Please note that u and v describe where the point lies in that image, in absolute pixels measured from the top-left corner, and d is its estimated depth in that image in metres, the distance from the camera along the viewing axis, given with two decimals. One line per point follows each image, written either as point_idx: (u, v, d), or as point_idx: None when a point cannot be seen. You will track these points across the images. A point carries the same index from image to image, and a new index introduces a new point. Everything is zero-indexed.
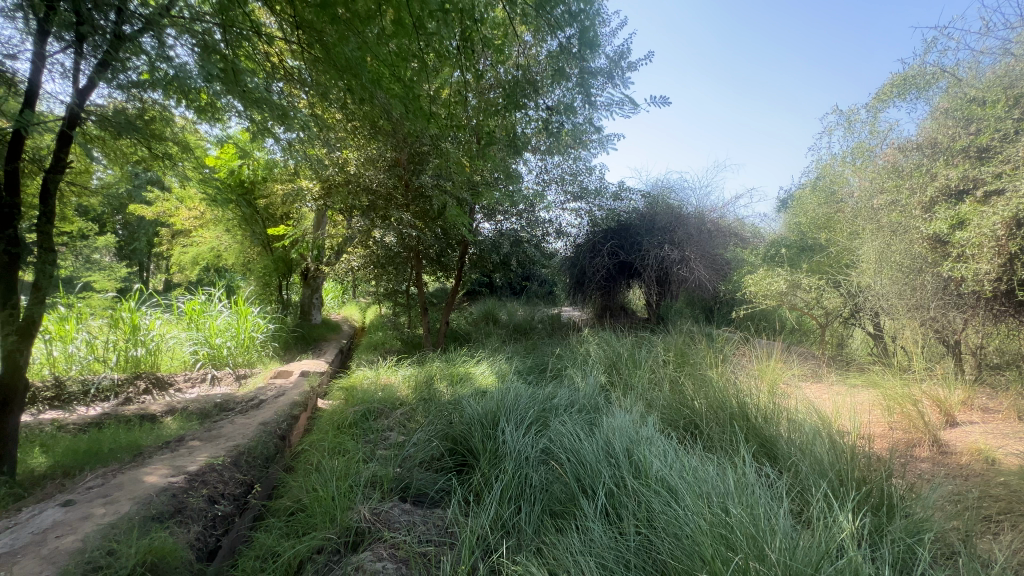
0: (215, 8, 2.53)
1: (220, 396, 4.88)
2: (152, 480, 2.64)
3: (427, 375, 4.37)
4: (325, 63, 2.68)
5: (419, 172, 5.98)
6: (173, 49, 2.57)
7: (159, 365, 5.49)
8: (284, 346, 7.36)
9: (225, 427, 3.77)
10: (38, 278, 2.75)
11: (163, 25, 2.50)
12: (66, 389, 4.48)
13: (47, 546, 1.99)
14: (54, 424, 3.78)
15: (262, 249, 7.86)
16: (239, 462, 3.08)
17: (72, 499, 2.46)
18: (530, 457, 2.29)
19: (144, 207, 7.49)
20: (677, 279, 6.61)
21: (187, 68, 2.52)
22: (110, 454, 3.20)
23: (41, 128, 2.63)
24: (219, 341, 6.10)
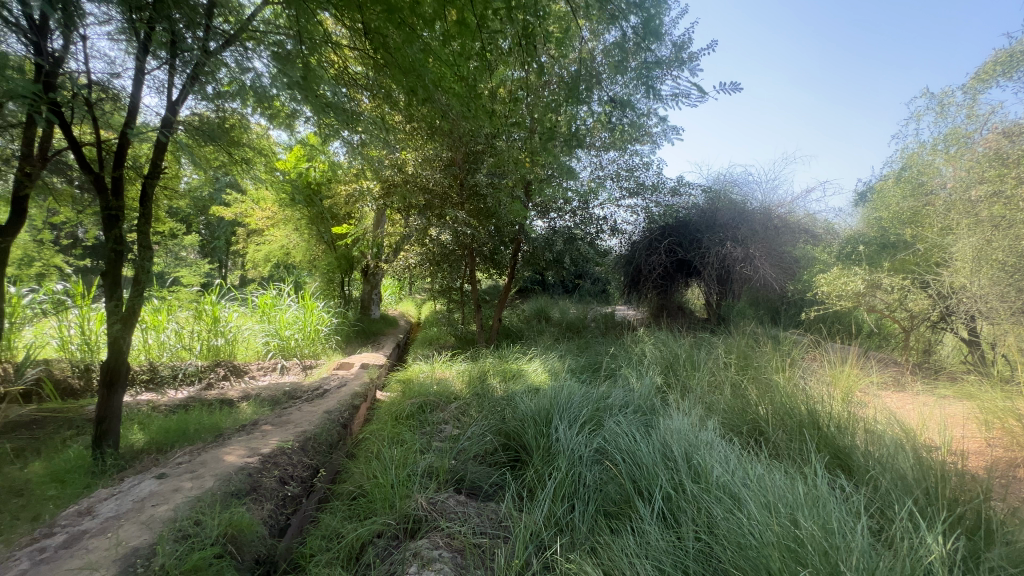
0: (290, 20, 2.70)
1: (288, 385, 5.21)
2: (231, 460, 2.87)
3: (480, 370, 4.44)
4: (389, 67, 2.79)
5: (474, 171, 6.08)
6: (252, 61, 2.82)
7: (236, 354, 5.95)
8: (345, 339, 7.74)
9: (293, 414, 4.03)
10: (139, 273, 3.06)
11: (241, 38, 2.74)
12: (158, 373, 4.96)
13: (145, 513, 2.23)
14: (149, 404, 4.20)
15: (326, 247, 8.30)
16: (307, 446, 3.28)
17: (165, 473, 2.72)
18: (584, 456, 2.27)
19: (223, 208, 8.11)
20: (739, 279, 6.31)
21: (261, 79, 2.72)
22: (195, 434, 3.52)
23: (140, 138, 2.92)
24: (288, 333, 6.54)
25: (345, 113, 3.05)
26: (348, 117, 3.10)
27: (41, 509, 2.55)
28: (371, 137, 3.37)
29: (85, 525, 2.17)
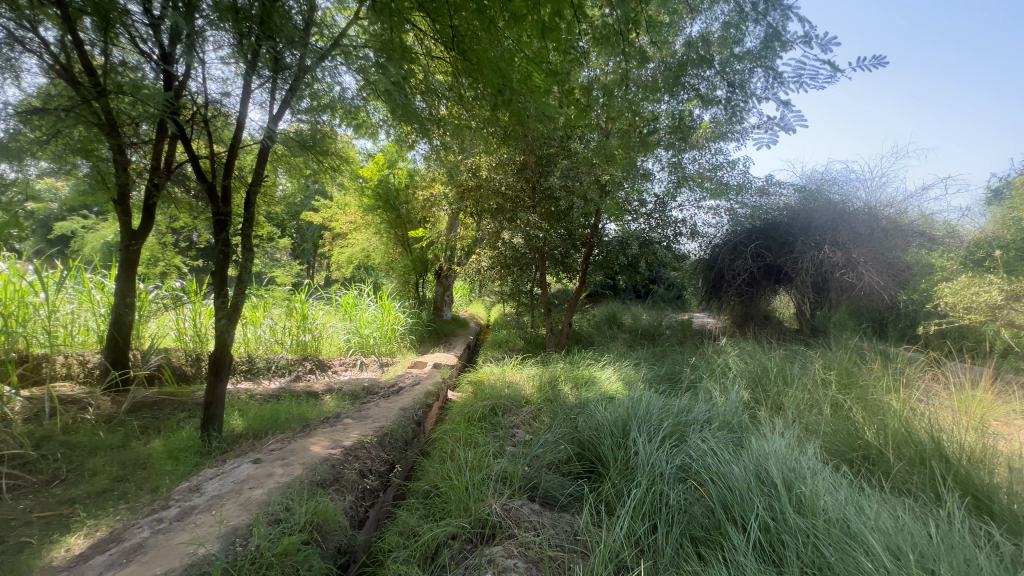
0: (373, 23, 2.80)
1: (367, 380, 5.47)
2: (317, 450, 3.03)
3: (551, 376, 4.37)
4: (474, 67, 2.87)
5: (547, 174, 6.05)
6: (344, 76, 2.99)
7: (321, 349, 6.36)
8: (419, 338, 8.01)
9: (371, 409, 4.21)
10: (241, 273, 3.34)
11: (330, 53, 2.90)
12: (255, 364, 5.42)
13: (244, 495, 2.41)
14: (248, 393, 4.60)
15: (403, 249, 8.67)
16: (384, 442, 3.40)
17: (260, 458, 2.93)
18: (666, 473, 2.13)
19: (313, 213, 8.74)
20: (838, 286, 5.74)
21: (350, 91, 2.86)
22: (285, 423, 3.79)
23: (245, 150, 3.18)
24: (367, 331, 6.89)
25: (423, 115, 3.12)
26: (427, 120, 3.19)
27: (159, 483, 2.86)
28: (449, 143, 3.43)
29: (194, 501, 2.39)
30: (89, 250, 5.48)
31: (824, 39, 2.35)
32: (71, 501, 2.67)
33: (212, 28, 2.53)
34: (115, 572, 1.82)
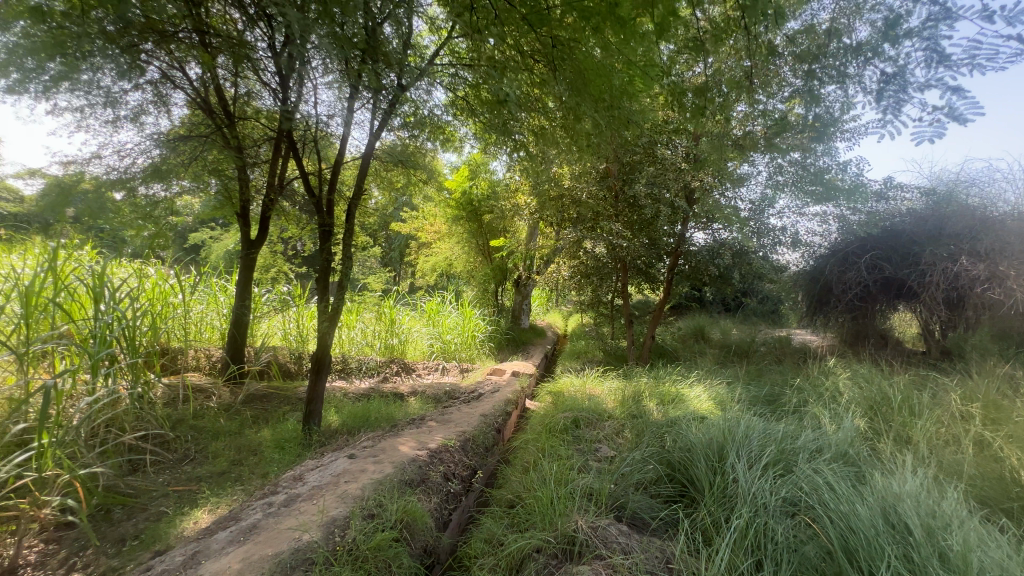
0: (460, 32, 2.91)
1: (448, 385, 5.64)
2: (405, 450, 3.15)
3: (634, 391, 4.20)
4: (572, 74, 2.93)
5: (631, 181, 5.93)
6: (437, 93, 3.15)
7: (406, 353, 6.67)
8: (498, 346, 8.14)
9: (454, 414, 4.31)
10: (341, 280, 3.60)
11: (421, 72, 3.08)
12: (348, 364, 5.82)
13: (341, 487, 2.56)
14: (342, 391, 4.93)
15: (484, 258, 8.90)
16: (467, 447, 3.46)
17: (354, 453, 3.11)
18: (771, 505, 1.95)
19: (401, 224, 9.25)
20: (978, 303, 4.95)
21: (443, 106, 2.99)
22: (375, 422, 4.00)
23: (348, 166, 3.44)
24: (449, 337, 7.13)
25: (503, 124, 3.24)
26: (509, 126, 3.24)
27: (268, 470, 3.14)
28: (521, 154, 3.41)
29: (298, 489, 2.58)
30: (215, 258, 6.23)
31: (1009, 10, 2.01)
32: (198, 479, 3.02)
33: (320, 58, 2.75)
34: (235, 549, 2.01)
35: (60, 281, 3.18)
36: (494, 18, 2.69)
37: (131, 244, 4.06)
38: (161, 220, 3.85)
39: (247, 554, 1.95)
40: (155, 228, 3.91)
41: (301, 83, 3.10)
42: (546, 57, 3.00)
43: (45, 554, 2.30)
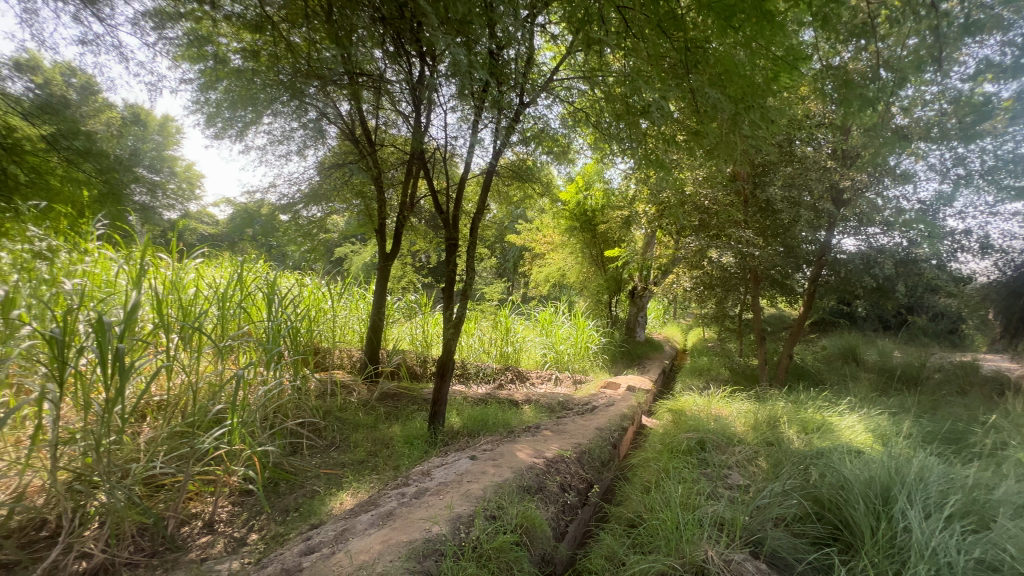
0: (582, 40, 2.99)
1: (561, 396, 5.62)
2: (523, 456, 3.19)
3: (770, 415, 3.77)
4: (712, 77, 2.94)
5: (765, 184, 5.50)
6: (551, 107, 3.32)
7: (520, 361, 6.82)
8: (611, 358, 7.95)
9: (568, 424, 4.29)
10: (465, 289, 3.81)
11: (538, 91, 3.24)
12: (467, 369, 6.09)
13: (464, 486, 2.69)
14: (462, 395, 5.21)
15: (597, 268, 8.78)
16: (583, 459, 3.41)
17: (476, 455, 3.23)
18: (959, 568, 1.62)
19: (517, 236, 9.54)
20: None
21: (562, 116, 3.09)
22: (492, 426, 4.15)
23: (472, 182, 3.64)
24: (562, 347, 7.14)
25: (621, 130, 3.23)
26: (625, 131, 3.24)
27: (399, 463, 3.43)
28: (642, 161, 3.31)
29: (427, 483, 2.77)
30: (356, 269, 7.02)
31: None
32: (343, 465, 3.41)
33: (447, 81, 3.03)
34: (376, 531, 2.23)
35: (246, 289, 3.86)
36: (632, 30, 2.88)
37: (294, 258, 4.76)
38: (317, 236, 4.47)
39: (385, 538, 2.14)
40: (313, 244, 4.55)
41: (428, 107, 3.44)
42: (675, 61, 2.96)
43: (232, 514, 2.79)
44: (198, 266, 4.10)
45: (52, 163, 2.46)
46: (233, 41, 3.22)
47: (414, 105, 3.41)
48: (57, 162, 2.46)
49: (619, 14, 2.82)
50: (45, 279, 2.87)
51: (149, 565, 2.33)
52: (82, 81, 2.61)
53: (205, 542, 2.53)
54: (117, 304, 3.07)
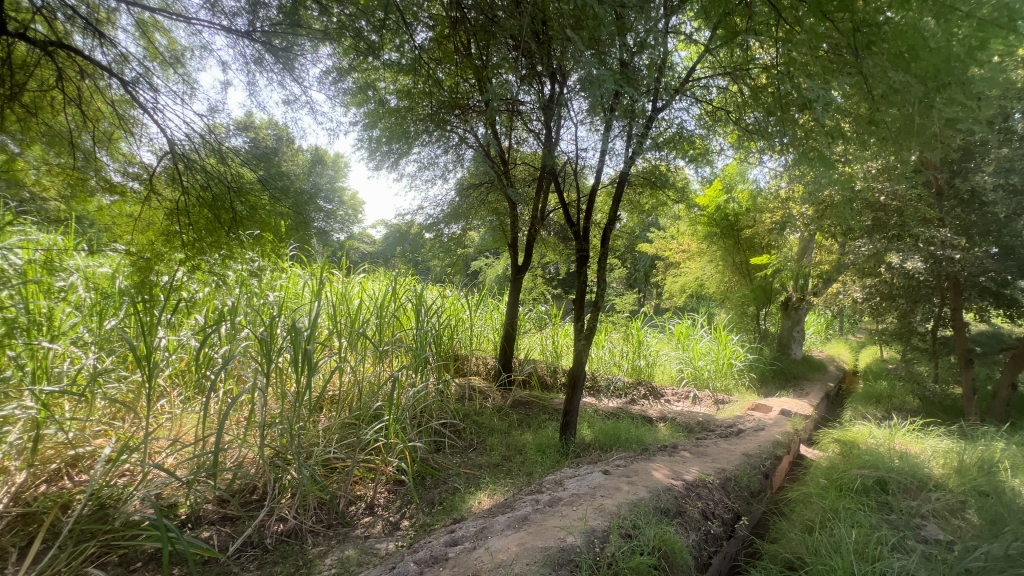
0: (724, 32, 2.82)
1: (701, 416, 5.20)
2: (659, 476, 3.02)
3: (984, 458, 3.02)
4: (890, 56, 2.56)
5: (969, 172, 4.48)
6: (676, 111, 3.23)
7: (654, 376, 6.49)
8: (761, 378, 7.12)
9: (710, 447, 3.94)
10: (596, 300, 3.75)
11: (671, 93, 3.13)
12: (598, 382, 5.96)
13: (597, 500, 2.63)
14: (592, 407, 5.13)
15: (741, 278, 7.97)
16: (728, 487, 3.11)
17: (609, 470, 3.15)
18: None
19: (648, 244, 9.11)
20: None
21: (692, 114, 3.02)
22: (626, 442, 4.00)
23: (605, 192, 3.60)
24: (701, 363, 6.61)
25: (772, 125, 2.90)
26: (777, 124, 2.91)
27: (532, 470, 3.52)
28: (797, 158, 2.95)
29: (560, 493, 2.78)
30: (490, 281, 7.41)
31: None
32: (480, 466, 3.60)
33: (577, 96, 3.10)
34: (512, 533, 2.31)
35: (399, 300, 4.35)
36: (784, 15, 2.67)
37: (437, 270, 5.21)
38: (457, 251, 4.85)
39: (521, 541, 2.22)
40: (453, 259, 4.95)
41: (558, 122, 3.53)
42: (840, 44, 2.66)
43: (388, 499, 3.12)
44: (361, 280, 4.75)
45: (265, 201, 3.05)
46: (390, 86, 3.74)
47: (544, 121, 3.52)
48: (266, 199, 3.04)
49: (769, 4, 2.61)
50: (256, 291, 3.61)
51: (327, 535, 2.73)
52: (282, 132, 3.15)
53: (367, 522, 2.88)
54: (304, 312, 3.72)
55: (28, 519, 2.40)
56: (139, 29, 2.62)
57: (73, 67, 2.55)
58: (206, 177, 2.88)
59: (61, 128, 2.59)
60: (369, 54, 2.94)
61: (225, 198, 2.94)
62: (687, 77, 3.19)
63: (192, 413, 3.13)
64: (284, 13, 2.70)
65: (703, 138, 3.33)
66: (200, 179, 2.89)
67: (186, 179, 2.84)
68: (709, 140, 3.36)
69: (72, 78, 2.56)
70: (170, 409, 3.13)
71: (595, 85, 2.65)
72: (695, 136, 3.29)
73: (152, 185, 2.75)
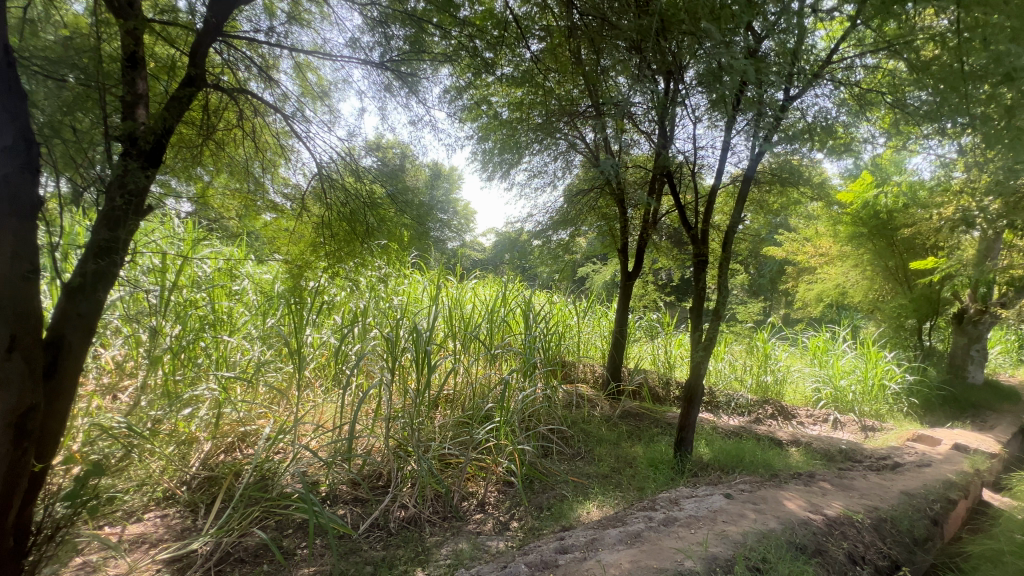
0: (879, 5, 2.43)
1: (844, 443, 4.53)
2: (792, 507, 2.69)
3: None
4: None
5: None
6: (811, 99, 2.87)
7: (783, 395, 5.82)
8: (924, 404, 5.99)
9: (858, 480, 3.40)
10: (715, 309, 3.47)
11: (811, 79, 2.77)
12: (717, 398, 5.50)
13: (718, 526, 2.42)
14: (710, 424, 4.74)
15: (897, 285, 6.81)
16: (883, 529, 2.66)
17: (731, 493, 2.89)
18: None
19: (776, 248, 8.22)
20: None
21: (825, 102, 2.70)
22: (751, 465, 3.62)
23: (728, 191, 3.31)
24: (844, 382, 5.76)
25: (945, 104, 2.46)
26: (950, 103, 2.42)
27: (643, 486, 3.36)
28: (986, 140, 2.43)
29: (676, 513, 2.62)
30: (597, 288, 7.27)
31: None
32: (588, 476, 3.54)
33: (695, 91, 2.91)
34: (624, 549, 2.23)
35: (508, 305, 4.47)
36: None
37: (545, 276, 5.27)
38: (565, 256, 4.85)
39: (634, 558, 2.13)
40: (562, 264, 4.95)
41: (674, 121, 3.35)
42: None
43: (499, 499, 3.20)
44: (473, 286, 4.98)
45: (392, 214, 3.34)
46: (501, 100, 3.90)
47: (658, 121, 3.36)
48: (393, 212, 3.33)
49: None
50: (383, 296, 3.99)
51: (442, 526, 2.89)
52: (404, 151, 3.46)
53: (479, 518, 2.99)
54: (423, 315, 4.00)
55: (212, 481, 2.91)
56: (295, 70, 3.06)
57: (243, 111, 2.96)
58: (346, 195, 3.23)
59: (238, 160, 3.10)
60: (484, 69, 3.06)
61: (361, 212, 3.26)
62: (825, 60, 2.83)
63: (331, 403, 3.55)
64: (410, 43, 2.90)
65: (848, 125, 2.92)
66: (340, 197, 3.23)
67: (328, 197, 3.18)
68: (856, 128, 2.94)
69: (245, 115, 3.01)
70: (315, 398, 3.58)
71: (717, 78, 2.64)
72: (838, 125, 2.89)
73: (303, 203, 3.18)
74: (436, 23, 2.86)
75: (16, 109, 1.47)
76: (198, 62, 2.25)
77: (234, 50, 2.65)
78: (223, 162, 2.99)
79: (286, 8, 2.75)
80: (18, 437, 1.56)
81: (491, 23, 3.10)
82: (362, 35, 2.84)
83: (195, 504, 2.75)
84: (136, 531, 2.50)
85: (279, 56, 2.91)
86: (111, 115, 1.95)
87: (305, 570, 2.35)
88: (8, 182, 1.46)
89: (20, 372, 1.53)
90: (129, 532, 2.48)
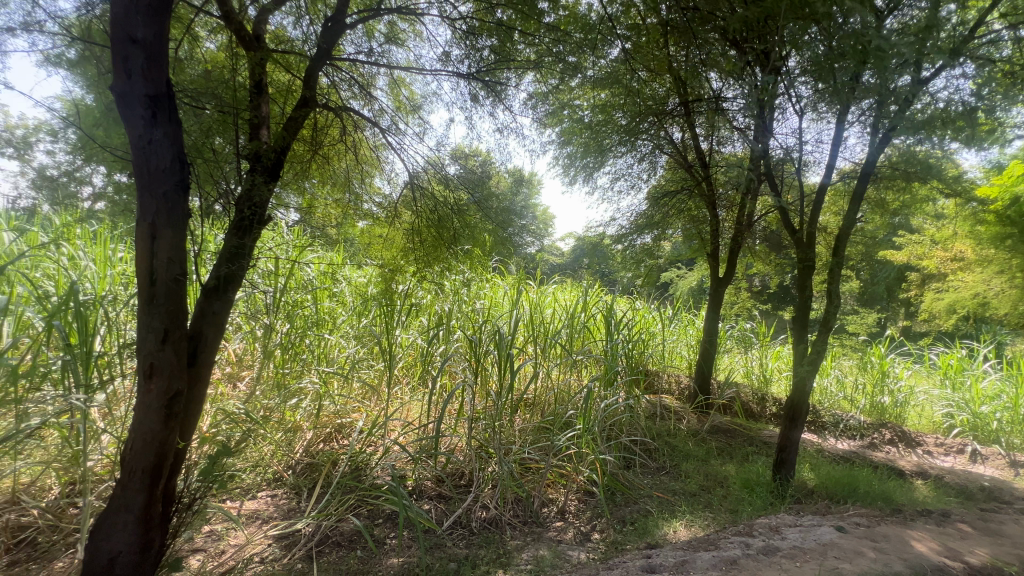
0: None
1: (986, 479, 3.87)
2: (922, 550, 2.34)
3: None
4: None
5: None
6: (943, 84, 2.52)
7: (905, 419, 5.11)
8: None
9: (1008, 526, 2.88)
10: (823, 319, 3.14)
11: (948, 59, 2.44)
12: (821, 418, 4.97)
13: (829, 562, 2.17)
14: (814, 447, 4.29)
15: None
16: None
17: (843, 526, 2.58)
18: None
19: (895, 251, 7.28)
20: None
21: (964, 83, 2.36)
22: (867, 496, 3.21)
23: (839, 189, 3.00)
24: (986, 409, 4.93)
25: None
26: None
27: (737, 508, 3.12)
28: None
29: (777, 542, 2.40)
30: (683, 294, 6.91)
31: None
32: (674, 492, 3.36)
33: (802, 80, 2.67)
34: None
35: (589, 310, 4.40)
36: None
37: (627, 281, 5.11)
38: (649, 261, 4.67)
39: None
40: (646, 269, 4.77)
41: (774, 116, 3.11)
42: None
43: (579, 508, 3.15)
44: (553, 290, 4.97)
45: (476, 220, 3.44)
46: (585, 103, 3.86)
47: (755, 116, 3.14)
48: (478, 218, 3.42)
49: None
50: (466, 299, 4.11)
51: (523, 530, 2.90)
52: (488, 158, 3.54)
53: (559, 526, 2.95)
54: (504, 319, 4.06)
55: (313, 467, 3.16)
56: (390, 87, 3.26)
57: (345, 127, 3.21)
58: (434, 203, 3.37)
59: (340, 172, 3.36)
60: (570, 73, 3.05)
61: (448, 218, 3.38)
62: (965, 37, 2.47)
63: (418, 401, 3.72)
64: (495, 53, 2.99)
65: (995, 110, 2.52)
66: (429, 205, 3.37)
67: (418, 204, 3.35)
68: (1005, 112, 2.53)
69: (347, 131, 3.27)
70: (403, 395, 3.77)
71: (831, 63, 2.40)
72: (981, 110, 2.50)
73: (395, 210, 3.37)
74: (520, 31, 2.91)
75: (174, 135, 1.72)
76: (310, 85, 2.48)
77: (339, 72, 2.89)
78: (327, 175, 3.26)
79: (384, 30, 2.95)
80: (168, 417, 1.81)
81: (575, 27, 3.09)
82: (452, 49, 2.98)
83: (299, 487, 3.01)
84: (252, 507, 2.81)
85: (376, 74, 3.13)
86: (241, 136, 2.22)
87: (394, 559, 2.47)
88: (166, 199, 1.70)
89: (170, 362, 1.78)
90: (246, 508, 2.79)
